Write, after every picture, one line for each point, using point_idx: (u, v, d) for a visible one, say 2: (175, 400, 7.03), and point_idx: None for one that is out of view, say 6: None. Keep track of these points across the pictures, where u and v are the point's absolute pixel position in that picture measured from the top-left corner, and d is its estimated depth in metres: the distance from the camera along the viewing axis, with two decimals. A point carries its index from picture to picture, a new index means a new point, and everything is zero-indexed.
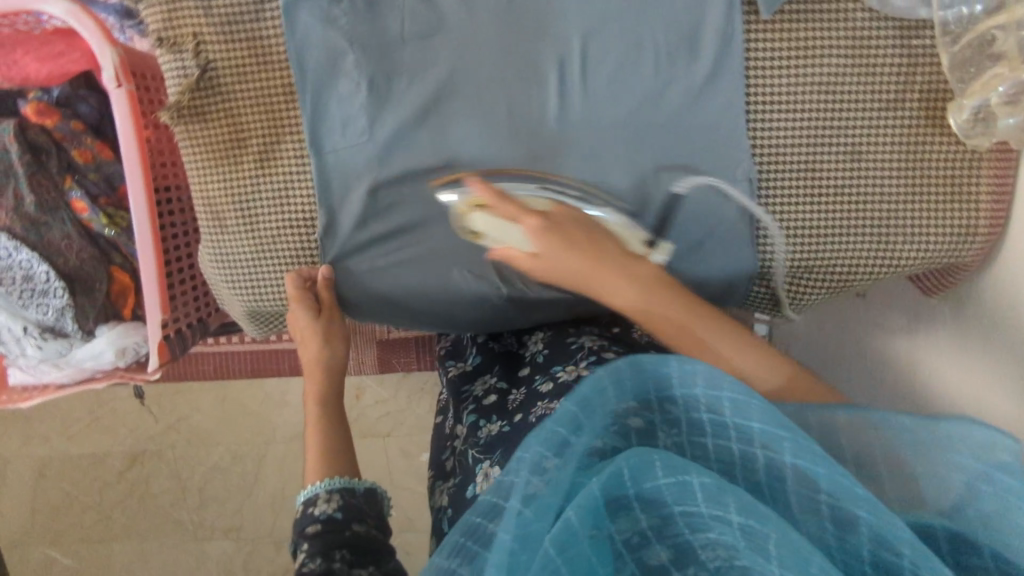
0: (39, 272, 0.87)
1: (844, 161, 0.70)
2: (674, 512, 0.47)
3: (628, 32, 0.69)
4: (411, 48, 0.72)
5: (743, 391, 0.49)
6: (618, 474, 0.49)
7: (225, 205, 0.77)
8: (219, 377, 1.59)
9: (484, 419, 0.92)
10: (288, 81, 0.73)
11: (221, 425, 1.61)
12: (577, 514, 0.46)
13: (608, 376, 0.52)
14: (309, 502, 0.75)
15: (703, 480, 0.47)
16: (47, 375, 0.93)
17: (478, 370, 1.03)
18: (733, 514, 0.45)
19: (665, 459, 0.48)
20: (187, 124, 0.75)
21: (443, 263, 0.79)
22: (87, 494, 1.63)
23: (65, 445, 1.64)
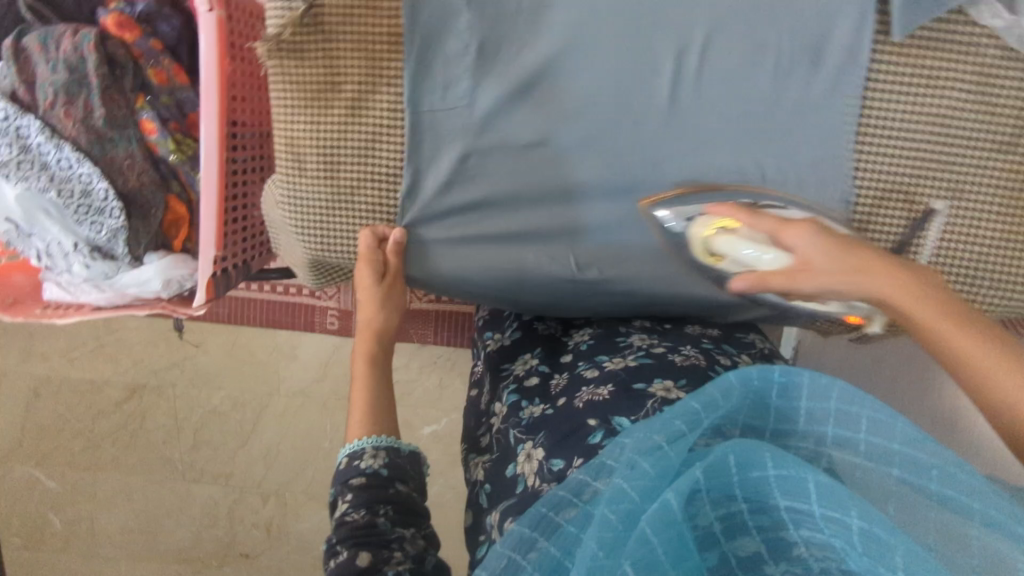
0: (98, 190, 0.84)
1: (944, 199, 0.70)
2: (779, 506, 0.46)
3: (753, 33, 0.68)
4: (528, 16, 0.70)
5: (856, 397, 0.47)
6: (722, 463, 0.48)
7: (309, 148, 0.75)
8: (234, 321, 1.44)
9: (525, 400, 0.84)
10: (395, 30, 0.71)
11: (225, 371, 1.46)
12: (676, 497, 0.46)
13: (736, 378, 0.50)
14: (354, 455, 0.68)
15: (817, 480, 0.45)
16: (88, 295, 0.92)
17: (517, 347, 0.96)
18: (851, 519, 0.43)
19: (776, 454, 0.46)
20: (283, 60, 0.72)
21: (520, 242, 0.78)
22: (79, 420, 1.49)
23: (64, 368, 1.49)
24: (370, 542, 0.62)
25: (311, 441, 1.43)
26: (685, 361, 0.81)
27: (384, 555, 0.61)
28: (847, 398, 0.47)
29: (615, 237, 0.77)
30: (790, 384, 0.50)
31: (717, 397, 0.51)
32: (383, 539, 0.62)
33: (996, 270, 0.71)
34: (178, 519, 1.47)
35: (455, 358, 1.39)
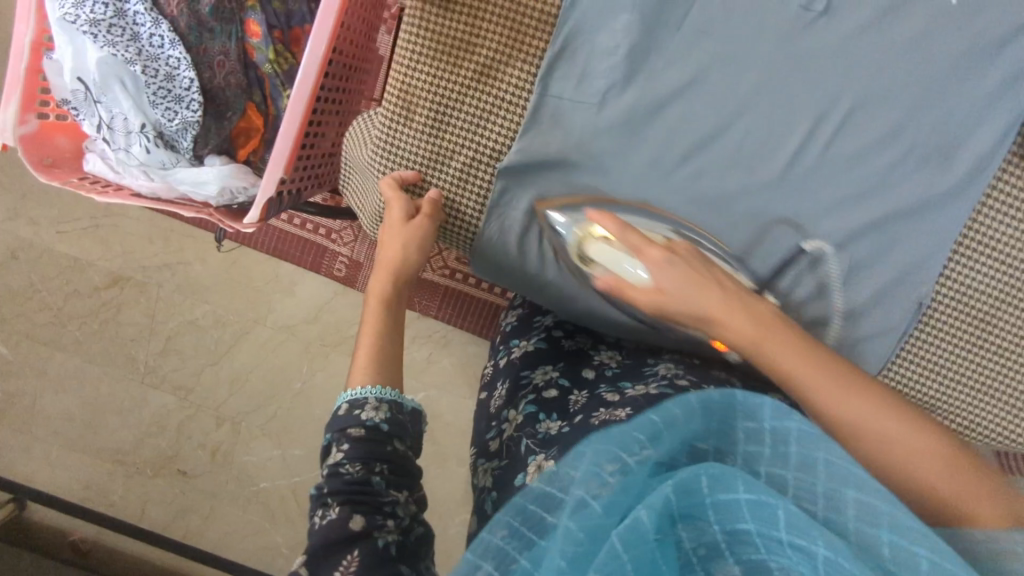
0: (182, 77, 0.80)
1: (1015, 327, 0.72)
2: (750, 531, 0.41)
3: (895, 119, 0.67)
4: (683, 37, 0.68)
5: (811, 436, 0.44)
6: (694, 481, 0.42)
7: (423, 100, 0.72)
8: (239, 242, 1.38)
9: (543, 413, 0.80)
10: (548, 10, 0.69)
11: (218, 286, 1.40)
12: (648, 515, 0.41)
13: (699, 400, 0.47)
14: (355, 403, 0.61)
15: (789, 506, 0.40)
16: (131, 178, 0.83)
17: (541, 356, 0.90)
18: (818, 546, 0.38)
19: (752, 479, 0.42)
20: (426, 5, 0.69)
21: None
22: (49, 294, 1.41)
23: (48, 240, 1.40)
24: (363, 501, 0.56)
25: (284, 378, 1.39)
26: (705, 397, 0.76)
27: (378, 521, 0.56)
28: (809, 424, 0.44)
29: None
30: (750, 404, 0.46)
31: (678, 414, 0.46)
32: (376, 501, 0.57)
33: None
34: (125, 419, 1.42)
35: (451, 338, 1.33)
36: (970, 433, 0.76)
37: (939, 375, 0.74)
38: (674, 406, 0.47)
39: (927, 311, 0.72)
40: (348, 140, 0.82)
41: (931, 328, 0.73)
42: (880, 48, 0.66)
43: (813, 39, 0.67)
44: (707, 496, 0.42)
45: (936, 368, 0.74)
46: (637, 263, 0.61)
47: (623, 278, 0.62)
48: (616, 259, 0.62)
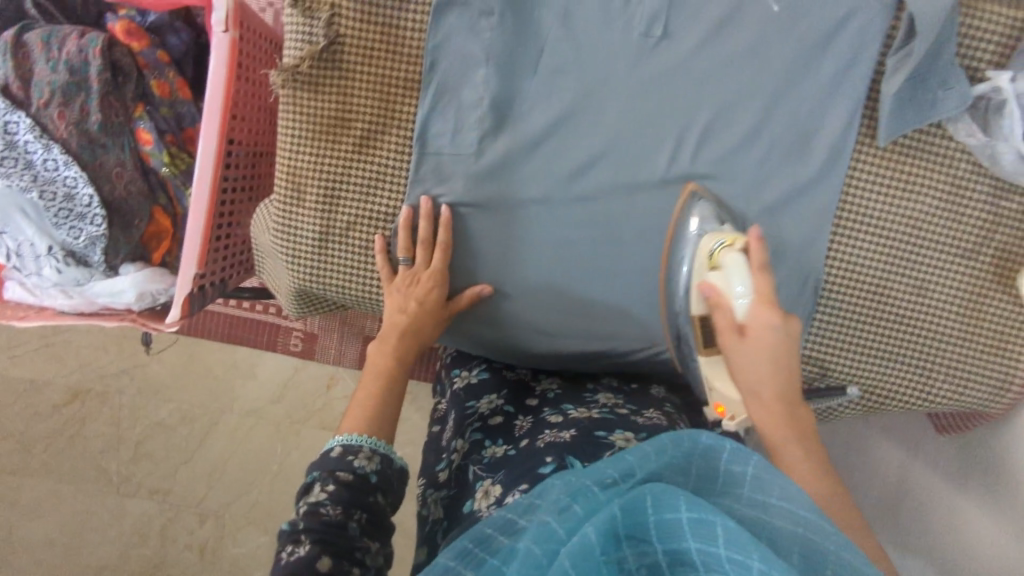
0: (82, 195, 0.82)
1: (913, 293, 0.75)
2: (690, 548, 0.40)
3: (751, 120, 0.71)
4: (542, 79, 0.72)
5: (769, 482, 0.45)
6: (641, 500, 0.43)
7: (310, 178, 0.75)
8: (191, 334, 1.39)
9: (489, 439, 0.79)
10: (411, 75, 0.73)
11: (178, 382, 1.40)
12: (595, 533, 0.42)
13: (670, 437, 0.48)
14: (348, 448, 0.62)
15: (727, 523, 0.40)
16: (50, 298, 0.87)
17: (484, 387, 0.90)
18: (755, 561, 0.38)
19: (692, 497, 0.42)
20: (296, 90, 0.73)
21: (507, 277, 0.77)
22: (11, 420, 1.40)
23: (3, 367, 1.40)
24: (336, 545, 0.56)
25: (257, 463, 1.37)
26: (647, 421, 0.77)
27: (344, 566, 0.55)
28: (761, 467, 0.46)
29: (607, 296, 0.76)
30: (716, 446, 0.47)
31: (651, 452, 0.47)
32: (348, 546, 0.56)
33: (948, 366, 0.76)
34: (103, 534, 1.38)
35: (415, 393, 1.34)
36: (891, 400, 0.78)
37: (848, 349, 0.76)
38: (646, 446, 0.48)
39: (823, 291, 0.75)
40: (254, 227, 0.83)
41: (831, 307, 0.76)
42: (721, 57, 0.71)
43: (659, 59, 0.71)
44: (650, 515, 0.42)
45: (847, 345, 0.76)
46: (749, 297, 0.60)
47: (722, 293, 0.60)
48: (730, 273, 0.62)
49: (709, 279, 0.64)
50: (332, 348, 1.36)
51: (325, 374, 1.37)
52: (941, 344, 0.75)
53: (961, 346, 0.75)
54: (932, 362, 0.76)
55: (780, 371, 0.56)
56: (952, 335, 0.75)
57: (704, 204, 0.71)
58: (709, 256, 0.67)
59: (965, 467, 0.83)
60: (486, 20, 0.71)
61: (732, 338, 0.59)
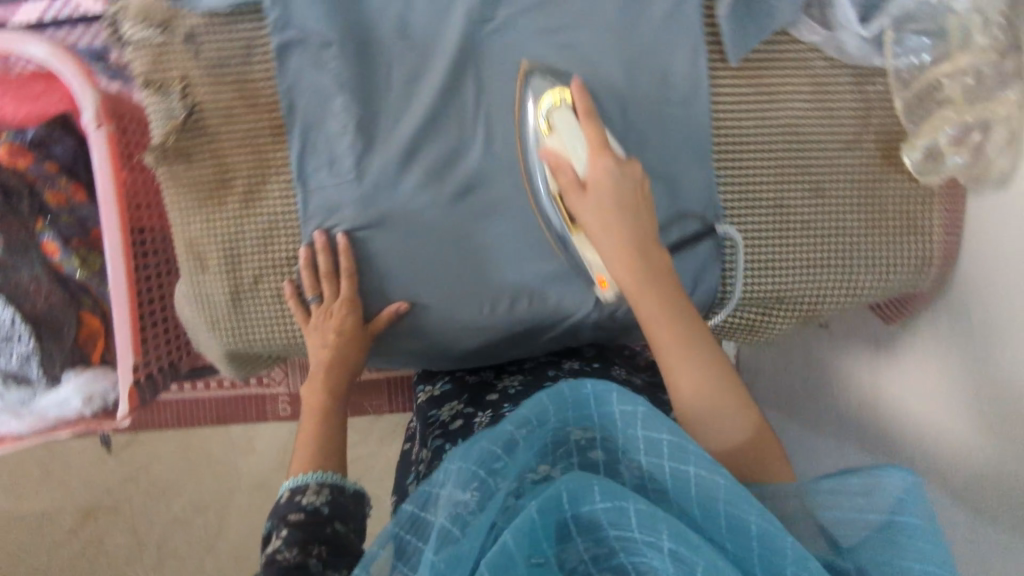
0: (3, 317, 0.84)
1: (811, 195, 0.75)
2: (609, 534, 0.49)
3: (606, 78, 0.73)
4: (399, 91, 0.73)
5: (655, 415, 0.51)
6: (557, 496, 0.49)
7: (208, 245, 0.76)
8: (184, 424, 1.35)
9: (449, 443, 0.80)
10: (277, 122, 0.73)
11: (182, 475, 1.39)
12: (513, 537, 0.47)
13: (549, 396, 0.54)
14: (297, 489, 0.63)
15: (637, 507, 0.47)
16: (3, 425, 0.88)
17: (447, 396, 0.89)
18: (664, 540, 0.46)
19: (603, 485, 0.48)
20: (171, 166, 0.74)
21: (422, 284, 0.77)
22: (32, 557, 1.38)
23: (11, 506, 1.39)
24: None
25: None
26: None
27: None
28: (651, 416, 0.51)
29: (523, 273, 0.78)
30: (600, 395, 0.53)
31: (530, 416, 0.54)
32: None
33: (866, 257, 0.77)
34: None
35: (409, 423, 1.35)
36: (826, 304, 0.78)
37: (769, 267, 0.77)
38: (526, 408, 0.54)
39: (727, 217, 0.76)
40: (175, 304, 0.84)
41: (739, 230, 0.76)
42: (561, 26, 0.72)
43: (502, 44, 0.73)
44: (568, 509, 0.49)
45: (767, 263, 0.76)
46: (585, 154, 0.66)
47: (562, 158, 0.67)
48: (569, 138, 0.67)
49: (548, 146, 0.68)
50: None
51: None
52: (854, 236, 0.76)
53: (873, 233, 0.77)
54: (852, 256, 0.77)
55: (630, 219, 0.65)
56: (861, 224, 0.76)
57: (536, 82, 0.71)
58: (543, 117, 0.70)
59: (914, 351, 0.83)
60: (326, 49, 0.71)
61: (575, 193, 0.66)
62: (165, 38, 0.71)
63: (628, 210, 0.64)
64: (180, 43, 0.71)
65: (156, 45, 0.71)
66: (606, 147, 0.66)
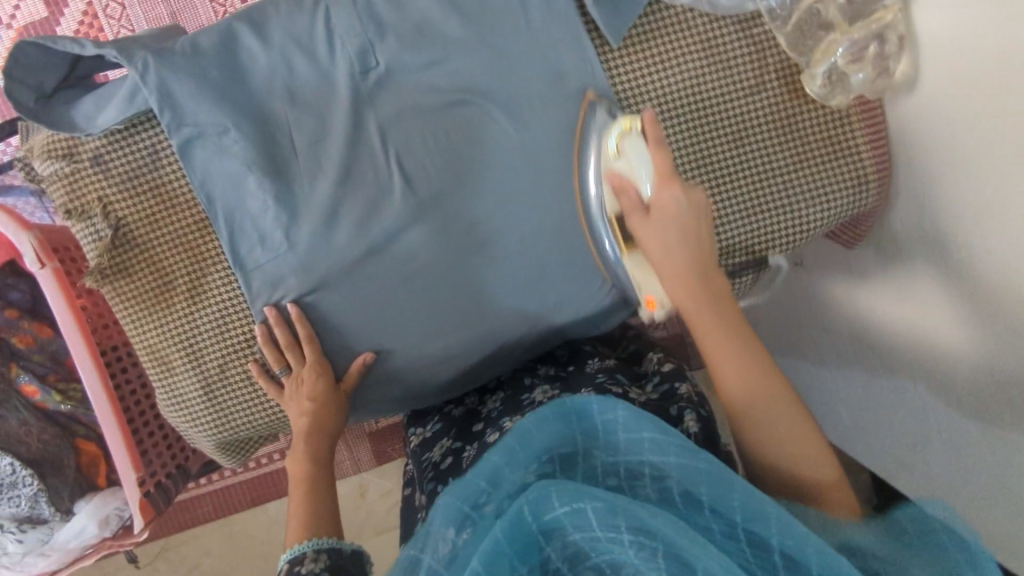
0: (2, 466, 0.86)
1: (730, 146, 0.75)
2: (576, 540, 0.44)
3: (499, 89, 0.75)
4: (307, 155, 0.75)
5: (635, 414, 0.53)
6: (519, 512, 0.45)
7: (168, 349, 0.78)
8: (222, 516, 1.31)
9: (442, 485, 0.78)
10: (202, 216, 0.76)
11: (230, 564, 1.30)
12: (481, 561, 0.43)
13: (533, 421, 0.55)
14: (294, 560, 0.63)
15: (595, 504, 0.44)
16: (32, 566, 0.89)
17: (436, 435, 0.87)
18: (626, 533, 0.43)
19: (559, 489, 0.46)
20: (113, 283, 0.76)
21: (389, 332, 0.78)
22: None
23: None
24: None
25: None
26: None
27: None
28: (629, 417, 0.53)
29: (478, 294, 0.79)
30: (583, 409, 0.55)
31: (514, 442, 0.53)
32: None
33: (802, 191, 0.76)
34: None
35: None
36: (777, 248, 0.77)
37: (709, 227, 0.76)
38: (521, 430, 0.55)
39: None
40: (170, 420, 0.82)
41: None
42: (443, 50, 0.73)
43: (392, 83, 0.74)
44: (533, 523, 0.45)
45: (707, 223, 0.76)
46: (654, 180, 0.63)
47: (628, 177, 0.64)
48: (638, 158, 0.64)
49: (615, 169, 0.66)
50: (346, 459, 1.38)
51: (353, 487, 1.38)
52: (784, 174, 0.75)
53: (802, 166, 0.75)
54: (788, 194, 0.76)
55: (694, 247, 0.61)
56: (787, 161, 0.75)
57: (602, 110, 0.72)
58: (609, 143, 0.68)
59: (888, 266, 0.81)
60: (226, 135, 0.72)
61: (637, 215, 0.63)
62: (73, 167, 0.74)
63: (693, 236, 0.61)
64: (90, 168, 0.74)
65: (67, 176, 0.74)
66: (675, 175, 0.63)
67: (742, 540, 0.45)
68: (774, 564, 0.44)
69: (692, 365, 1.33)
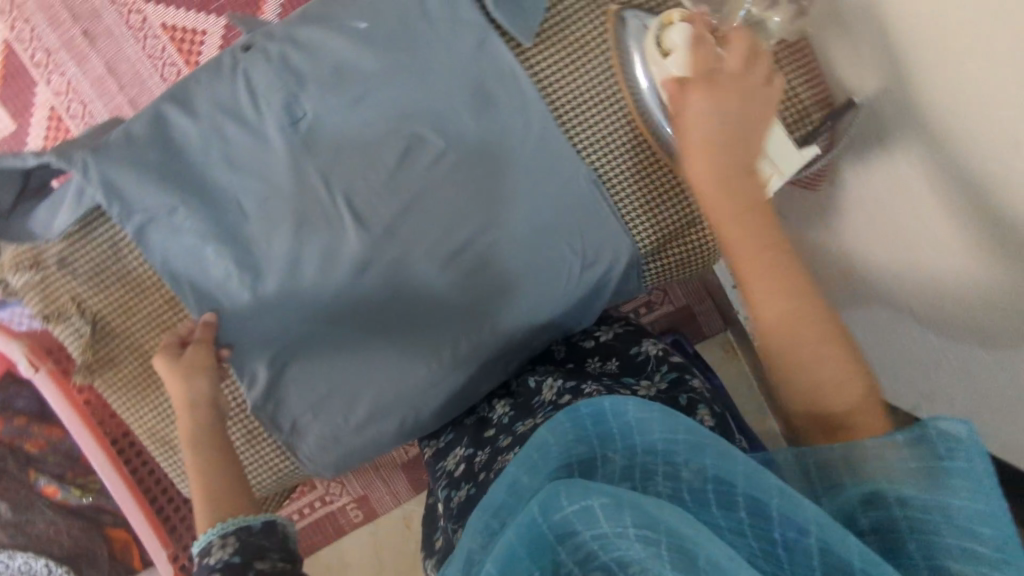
0: (40, 567, 0.88)
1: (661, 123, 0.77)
2: (585, 538, 0.42)
3: (430, 110, 0.75)
4: (259, 215, 0.75)
5: (642, 403, 0.50)
6: (531, 519, 0.44)
7: (167, 428, 0.80)
8: None
9: (455, 490, 0.75)
10: (173, 296, 0.78)
11: None
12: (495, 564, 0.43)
13: (547, 430, 0.52)
14: (203, 551, 0.59)
15: (601, 500, 0.42)
16: None
17: (448, 446, 0.84)
18: (631, 527, 0.41)
19: (568, 486, 0.44)
20: (102, 376, 0.79)
21: (375, 370, 0.79)
22: None
23: None
24: None
25: None
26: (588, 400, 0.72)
27: None
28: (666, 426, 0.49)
29: (450, 314, 0.78)
30: (618, 409, 0.50)
31: (536, 456, 0.50)
32: None
33: None
34: None
35: None
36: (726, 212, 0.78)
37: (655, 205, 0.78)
38: (549, 440, 0.51)
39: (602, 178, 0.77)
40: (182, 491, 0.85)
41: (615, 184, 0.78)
42: (368, 86, 0.75)
43: (326, 128, 0.75)
44: (543, 524, 0.44)
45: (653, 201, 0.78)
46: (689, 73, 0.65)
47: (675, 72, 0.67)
48: (682, 47, 0.67)
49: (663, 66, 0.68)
50: (385, 493, 1.38)
51: (398, 517, 1.39)
52: None
53: None
54: None
55: (734, 156, 0.61)
56: None
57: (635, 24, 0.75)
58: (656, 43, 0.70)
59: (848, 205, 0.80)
60: (171, 211, 0.74)
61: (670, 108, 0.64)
62: (42, 273, 0.77)
63: (731, 141, 0.61)
64: (58, 272, 0.77)
65: (39, 283, 0.77)
66: (711, 70, 0.63)
67: (777, 537, 0.43)
68: (780, 557, 0.43)
69: (708, 333, 1.31)
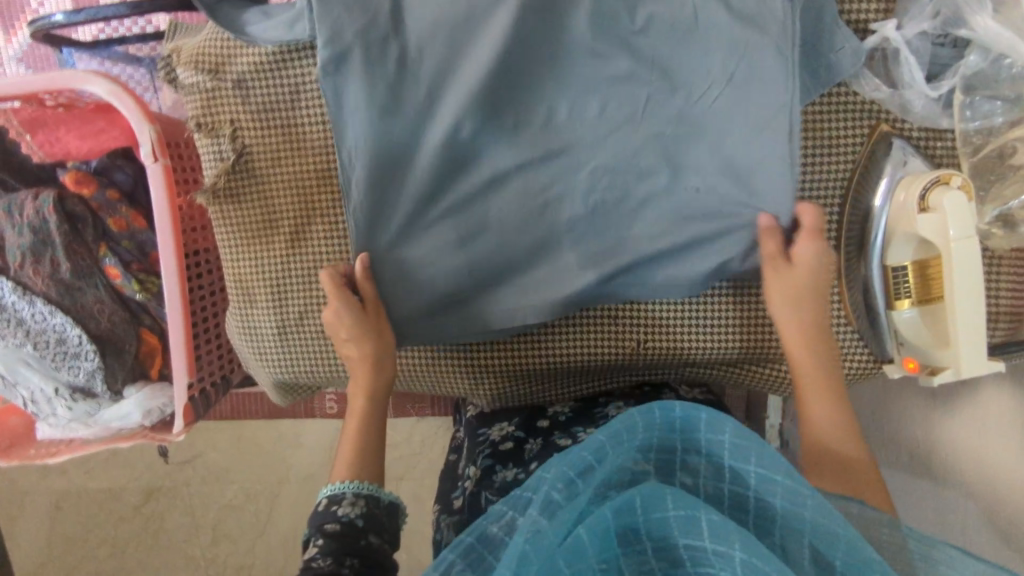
0: (72, 335, 0.90)
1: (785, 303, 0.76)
2: (679, 544, 0.45)
3: (645, 123, 0.71)
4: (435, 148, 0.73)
5: (746, 432, 0.49)
6: (630, 502, 0.47)
7: (257, 283, 0.79)
8: (236, 417, 1.34)
9: (499, 464, 0.78)
10: (320, 170, 0.76)
11: (238, 464, 1.33)
12: (587, 533, 0.46)
13: (641, 413, 0.52)
14: (333, 498, 0.63)
15: (711, 518, 0.44)
16: (76, 432, 0.96)
17: (496, 413, 0.88)
18: (735, 552, 0.42)
19: (678, 494, 0.46)
20: (222, 206, 0.77)
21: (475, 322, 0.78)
22: (102, 527, 1.34)
23: (83, 479, 1.35)
24: None
25: None
26: None
27: None
28: (763, 458, 0.48)
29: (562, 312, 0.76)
30: (715, 419, 0.50)
31: (622, 429, 0.52)
32: None
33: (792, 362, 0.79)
34: None
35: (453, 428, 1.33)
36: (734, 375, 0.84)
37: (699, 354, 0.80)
38: (637, 417, 0.52)
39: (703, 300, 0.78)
40: (236, 334, 0.83)
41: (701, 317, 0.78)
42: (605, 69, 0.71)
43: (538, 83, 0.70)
44: (639, 515, 0.47)
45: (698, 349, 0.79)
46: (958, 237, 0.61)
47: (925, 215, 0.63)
48: (963, 219, 0.61)
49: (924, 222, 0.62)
50: None
51: None
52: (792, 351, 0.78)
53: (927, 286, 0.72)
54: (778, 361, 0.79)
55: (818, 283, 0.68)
56: None
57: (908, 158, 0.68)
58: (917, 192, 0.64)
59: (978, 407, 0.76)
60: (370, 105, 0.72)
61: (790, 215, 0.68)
62: (214, 83, 0.75)
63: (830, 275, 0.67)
64: (230, 89, 0.75)
65: (208, 91, 0.76)
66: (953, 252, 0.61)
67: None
68: None
69: None
